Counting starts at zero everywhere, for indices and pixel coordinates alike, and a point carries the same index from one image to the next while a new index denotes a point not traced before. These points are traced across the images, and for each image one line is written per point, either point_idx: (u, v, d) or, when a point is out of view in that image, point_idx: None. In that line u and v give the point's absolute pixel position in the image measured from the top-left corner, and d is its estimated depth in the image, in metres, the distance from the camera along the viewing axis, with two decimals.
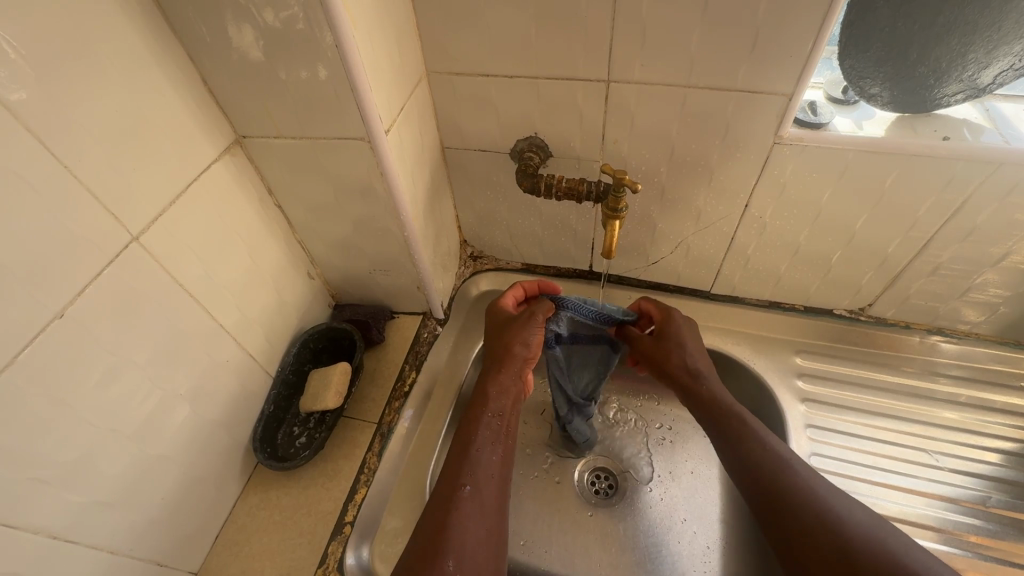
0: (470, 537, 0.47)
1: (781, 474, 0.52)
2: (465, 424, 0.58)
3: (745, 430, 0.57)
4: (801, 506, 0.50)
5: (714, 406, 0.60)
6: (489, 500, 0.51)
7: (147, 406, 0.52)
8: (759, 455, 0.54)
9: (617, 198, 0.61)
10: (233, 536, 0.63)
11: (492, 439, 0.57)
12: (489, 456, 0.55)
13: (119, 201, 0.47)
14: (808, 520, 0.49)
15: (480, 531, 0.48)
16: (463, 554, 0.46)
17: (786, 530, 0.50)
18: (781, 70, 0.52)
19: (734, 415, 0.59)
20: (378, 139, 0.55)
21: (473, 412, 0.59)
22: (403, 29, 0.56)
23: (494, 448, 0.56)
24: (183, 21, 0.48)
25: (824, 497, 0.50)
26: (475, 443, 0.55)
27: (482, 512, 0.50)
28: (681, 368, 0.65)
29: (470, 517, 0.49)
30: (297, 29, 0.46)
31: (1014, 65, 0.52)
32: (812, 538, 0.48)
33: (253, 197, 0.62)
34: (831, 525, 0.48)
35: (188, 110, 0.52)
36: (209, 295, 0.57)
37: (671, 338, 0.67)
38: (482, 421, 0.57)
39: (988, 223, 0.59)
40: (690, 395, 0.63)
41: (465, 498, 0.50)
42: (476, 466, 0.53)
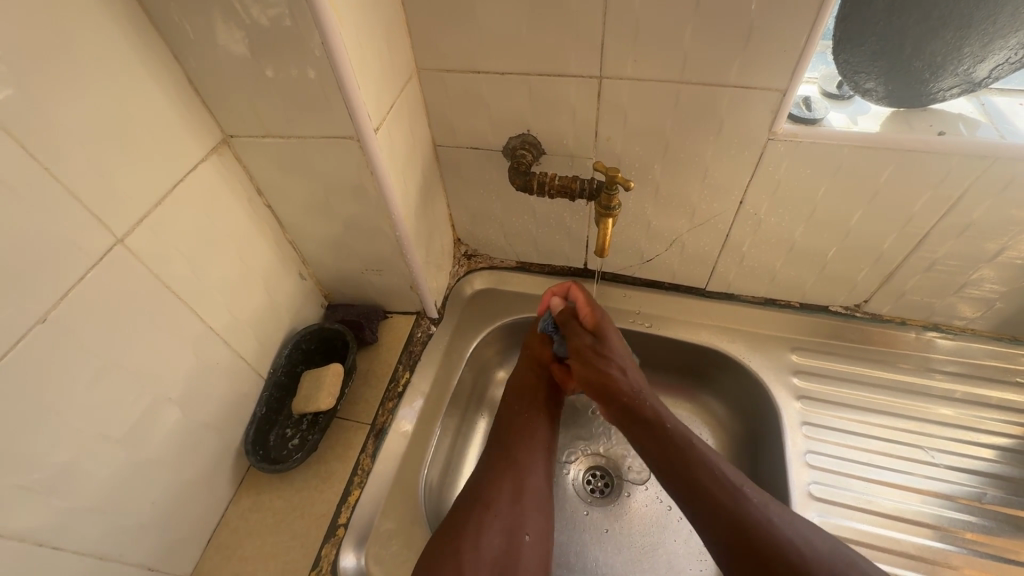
0: (507, 510, 0.58)
1: (741, 508, 0.52)
2: (515, 425, 0.67)
3: (695, 458, 0.56)
4: (764, 546, 0.50)
5: (654, 425, 0.59)
6: (536, 493, 0.61)
7: (134, 410, 0.51)
8: (713, 486, 0.54)
9: (609, 196, 0.60)
10: (226, 539, 0.63)
11: (523, 412, 0.68)
12: (535, 454, 0.64)
13: (102, 202, 0.46)
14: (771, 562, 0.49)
15: (517, 519, 0.58)
16: (501, 541, 0.56)
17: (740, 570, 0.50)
18: (775, 65, 0.52)
19: (676, 434, 0.58)
20: (366, 138, 0.54)
21: (523, 411, 0.68)
22: (391, 26, 0.55)
23: (528, 420, 0.67)
24: (167, 18, 0.47)
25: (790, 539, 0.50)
26: (522, 444, 0.65)
27: (521, 505, 0.59)
28: (623, 384, 0.63)
29: (508, 479, 0.61)
30: (283, 27, 0.46)
31: (1010, 59, 0.52)
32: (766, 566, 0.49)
33: (243, 198, 0.61)
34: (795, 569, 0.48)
35: (174, 110, 0.52)
36: (198, 298, 0.57)
37: (607, 348, 0.66)
38: (529, 421, 0.67)
39: (984, 218, 0.58)
40: (634, 414, 0.61)
41: (505, 490, 0.60)
42: (514, 434, 0.66)
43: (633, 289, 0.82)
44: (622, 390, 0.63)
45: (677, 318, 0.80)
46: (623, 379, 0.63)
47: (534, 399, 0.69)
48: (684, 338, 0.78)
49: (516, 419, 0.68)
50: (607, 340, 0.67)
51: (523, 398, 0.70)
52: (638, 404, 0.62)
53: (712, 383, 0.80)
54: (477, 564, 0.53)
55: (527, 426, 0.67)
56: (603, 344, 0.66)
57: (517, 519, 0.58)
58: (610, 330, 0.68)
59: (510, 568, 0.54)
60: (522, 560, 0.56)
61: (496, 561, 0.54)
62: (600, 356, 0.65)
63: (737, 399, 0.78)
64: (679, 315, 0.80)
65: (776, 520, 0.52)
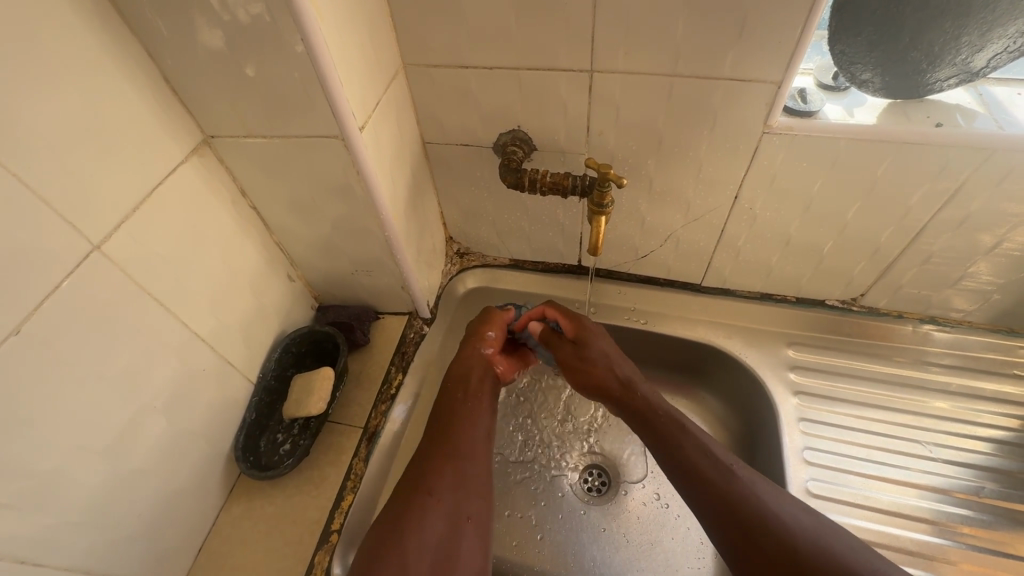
0: (448, 496, 0.55)
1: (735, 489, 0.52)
2: (455, 414, 0.62)
3: (685, 439, 0.57)
4: (750, 522, 0.50)
5: (649, 412, 0.61)
6: (474, 478, 0.57)
7: (117, 421, 0.50)
8: (702, 466, 0.54)
9: (602, 193, 0.59)
10: (217, 548, 0.62)
11: (460, 402, 0.64)
12: (474, 437, 0.60)
13: (78, 209, 0.44)
14: (764, 537, 0.49)
15: (459, 504, 0.55)
16: (444, 526, 0.53)
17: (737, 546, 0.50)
18: (770, 57, 0.50)
19: (670, 418, 0.59)
20: (353, 137, 0.53)
21: (464, 398, 0.64)
22: (376, 20, 0.54)
23: (466, 410, 0.63)
24: (140, 15, 0.45)
25: (785, 522, 0.50)
26: (462, 431, 0.60)
27: (463, 492, 0.56)
28: (613, 380, 0.64)
29: (445, 468, 0.56)
30: (261, 24, 0.44)
31: (1008, 48, 0.51)
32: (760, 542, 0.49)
33: (225, 199, 0.60)
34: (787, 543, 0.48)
35: (151, 111, 0.50)
36: (183, 303, 0.55)
37: (587, 354, 0.66)
38: (466, 411, 0.63)
39: (981, 210, 0.58)
40: (626, 404, 0.63)
41: (444, 477, 0.56)
42: (453, 422, 0.61)
43: (627, 284, 0.81)
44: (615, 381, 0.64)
45: (672, 314, 0.79)
46: (611, 376, 0.64)
47: (473, 389, 0.65)
48: (678, 334, 0.78)
49: (456, 407, 0.63)
50: (589, 344, 0.67)
51: (463, 389, 0.65)
52: (630, 392, 0.63)
53: (708, 378, 0.80)
54: (419, 555, 0.50)
55: (464, 416, 0.62)
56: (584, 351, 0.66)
57: (457, 504, 0.55)
58: (592, 334, 0.67)
59: (451, 554, 0.52)
60: (464, 547, 0.53)
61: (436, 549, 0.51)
62: (586, 360, 0.66)
63: (735, 396, 0.77)
64: (673, 312, 0.79)
65: (762, 495, 0.52)
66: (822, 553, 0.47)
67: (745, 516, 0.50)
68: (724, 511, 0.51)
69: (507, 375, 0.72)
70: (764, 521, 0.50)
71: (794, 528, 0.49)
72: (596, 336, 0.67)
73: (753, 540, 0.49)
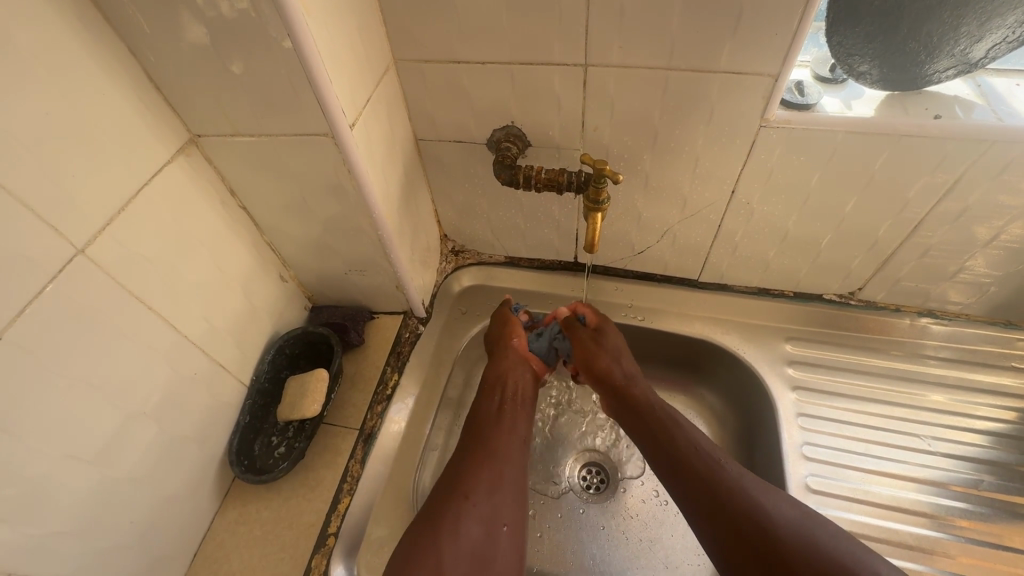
0: (486, 501, 0.55)
1: (719, 480, 0.53)
2: (492, 418, 0.63)
3: (679, 434, 0.57)
4: (736, 513, 0.50)
5: (646, 408, 0.61)
6: (512, 486, 0.57)
7: (105, 428, 0.49)
8: (691, 459, 0.55)
9: (597, 189, 0.58)
10: (213, 553, 0.61)
11: (498, 407, 0.64)
12: (513, 445, 0.61)
13: (61, 213, 0.43)
14: (745, 525, 0.49)
15: (495, 509, 0.55)
16: (479, 531, 0.52)
17: (724, 538, 0.50)
18: (766, 49, 0.50)
19: (666, 415, 0.60)
20: (342, 135, 0.52)
21: (502, 404, 0.65)
22: (365, 17, 0.53)
23: (505, 414, 0.64)
24: (119, 10, 0.44)
25: (768, 512, 0.50)
26: (499, 436, 0.61)
27: (500, 495, 0.56)
28: (618, 373, 0.65)
29: (483, 472, 0.57)
30: (245, 20, 0.43)
31: (1007, 38, 0.50)
32: (740, 532, 0.49)
33: (214, 199, 0.59)
34: (765, 530, 0.48)
35: (135, 111, 0.49)
36: (172, 307, 0.54)
37: (604, 344, 0.68)
38: (507, 418, 0.64)
39: (979, 202, 0.57)
40: (623, 395, 0.64)
41: (481, 479, 0.56)
42: (490, 428, 0.62)
43: (624, 281, 0.81)
44: (620, 373, 0.65)
45: (670, 310, 0.78)
46: (618, 368, 0.66)
47: (511, 393, 0.66)
48: (678, 330, 0.77)
49: (493, 412, 0.64)
50: (606, 335, 0.69)
51: (499, 396, 0.66)
52: (631, 385, 0.64)
53: (706, 375, 0.79)
54: (455, 557, 0.50)
55: (500, 421, 0.63)
56: (603, 340, 0.68)
57: (494, 509, 0.55)
58: (611, 328, 0.70)
59: (487, 560, 0.51)
60: (500, 553, 0.52)
61: (473, 555, 0.51)
62: (598, 348, 0.68)
63: (732, 391, 0.77)
64: (671, 307, 0.79)
65: (749, 486, 0.52)
66: (803, 541, 0.47)
67: (728, 506, 0.51)
68: (717, 505, 0.51)
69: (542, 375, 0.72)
70: (747, 513, 0.50)
71: (775, 519, 0.49)
72: (610, 332, 0.69)
73: (732, 530, 0.50)
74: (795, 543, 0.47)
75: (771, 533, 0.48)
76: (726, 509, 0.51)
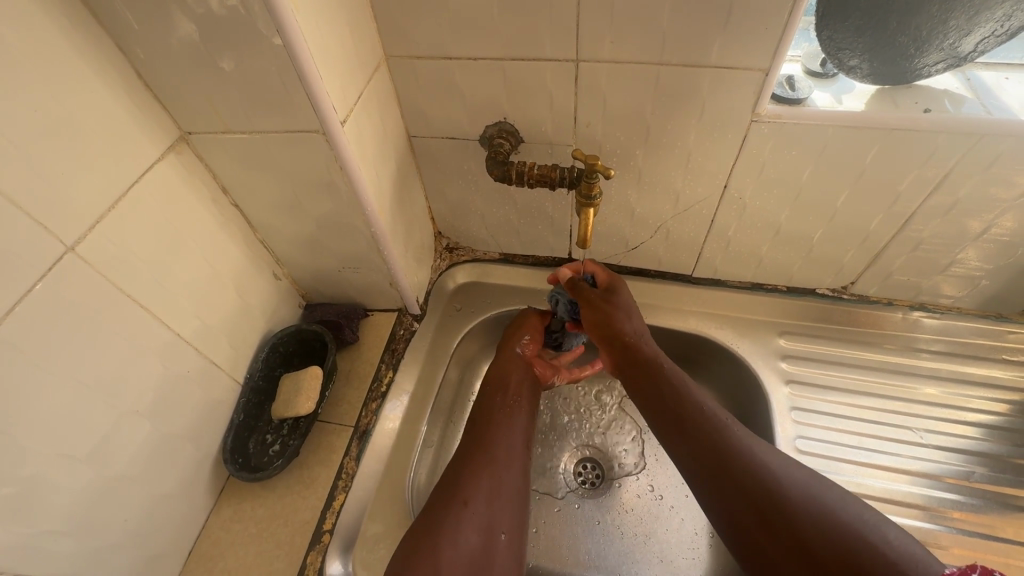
0: (485, 506, 0.53)
1: (725, 442, 0.52)
2: (492, 418, 0.62)
3: (684, 395, 0.57)
4: (744, 476, 0.49)
5: (652, 368, 0.60)
6: (510, 495, 0.55)
7: (96, 427, 0.49)
8: (696, 420, 0.55)
9: (589, 184, 0.58)
10: (207, 551, 0.61)
11: (501, 409, 0.63)
12: (512, 452, 0.59)
13: (50, 211, 0.43)
14: (752, 487, 0.49)
15: (494, 515, 0.53)
16: (477, 539, 0.50)
17: (729, 501, 0.49)
18: (756, 43, 0.50)
19: (671, 375, 0.59)
20: (333, 131, 0.51)
21: (502, 405, 0.64)
22: (355, 13, 0.52)
23: (506, 417, 0.62)
24: (108, 7, 0.44)
25: (774, 472, 0.50)
26: (499, 439, 0.60)
27: (499, 502, 0.54)
28: (626, 329, 0.63)
29: (483, 475, 0.55)
30: (234, 15, 0.43)
31: (996, 32, 0.50)
32: (748, 494, 0.48)
33: (206, 197, 0.58)
34: (773, 493, 0.48)
35: (125, 109, 0.48)
36: (163, 304, 0.54)
37: (614, 301, 0.65)
38: (506, 420, 0.62)
39: (969, 196, 0.57)
40: (630, 353, 0.61)
41: (481, 482, 0.54)
42: (492, 431, 0.60)
43: (618, 277, 0.81)
44: (628, 331, 0.63)
45: (665, 306, 0.78)
46: (627, 325, 0.63)
47: (512, 393, 0.66)
48: (672, 325, 0.77)
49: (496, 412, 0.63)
50: (617, 293, 0.66)
51: (501, 396, 0.65)
52: (639, 344, 0.62)
53: (701, 370, 0.79)
54: (454, 563, 0.48)
55: (501, 425, 0.61)
56: (613, 297, 0.66)
57: (493, 515, 0.52)
58: (621, 286, 0.67)
59: (486, 566, 0.48)
60: (500, 558, 0.50)
61: (472, 563, 0.48)
62: (609, 304, 0.65)
63: (727, 386, 0.77)
64: (666, 303, 0.79)
65: (757, 449, 0.52)
66: (809, 497, 0.47)
67: (734, 464, 0.50)
68: (724, 469, 0.51)
69: (546, 378, 0.73)
70: (755, 471, 0.50)
71: (782, 479, 0.49)
72: (621, 289, 0.67)
73: (737, 484, 0.49)
74: (801, 499, 0.47)
75: (779, 496, 0.47)
76: (735, 472, 0.50)
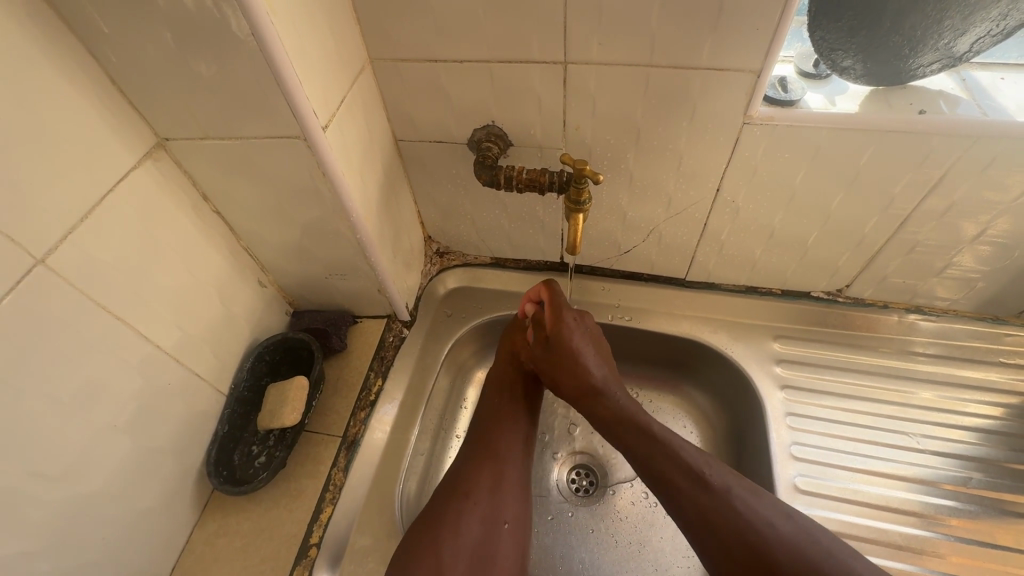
0: (487, 502, 0.56)
1: (706, 492, 0.52)
2: (495, 414, 0.65)
3: (657, 445, 0.56)
4: (727, 526, 0.50)
5: (614, 425, 0.60)
6: (515, 484, 0.59)
7: (72, 444, 0.48)
8: (675, 471, 0.54)
9: (579, 190, 0.57)
10: (191, 566, 0.60)
11: (500, 411, 0.65)
12: (514, 443, 0.62)
13: (18, 222, 0.42)
14: (736, 540, 0.49)
15: (497, 507, 0.56)
16: (480, 529, 0.55)
17: (713, 550, 0.51)
18: (748, 44, 0.48)
19: (633, 429, 0.58)
20: (315, 137, 0.50)
21: (502, 403, 0.66)
22: (336, 14, 0.51)
23: (505, 415, 0.65)
24: (75, 10, 0.42)
25: (760, 525, 0.50)
26: (500, 432, 0.63)
27: (501, 494, 0.57)
28: (575, 386, 0.62)
29: (484, 471, 0.59)
30: (207, 19, 0.41)
31: (991, 32, 0.49)
32: (734, 546, 0.49)
33: (186, 205, 0.57)
34: (758, 548, 0.49)
35: (97, 114, 0.47)
36: (142, 316, 0.53)
37: (557, 356, 0.63)
38: (507, 415, 0.65)
39: (965, 198, 0.57)
40: (589, 410, 0.62)
41: (484, 478, 0.58)
42: (494, 426, 0.63)
43: (610, 281, 0.80)
44: (584, 388, 0.62)
45: (658, 310, 0.77)
46: (575, 382, 0.62)
47: (508, 394, 0.67)
48: (666, 330, 0.76)
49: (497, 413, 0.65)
50: (561, 344, 0.63)
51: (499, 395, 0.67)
52: (598, 401, 0.61)
53: (694, 374, 0.79)
54: (455, 556, 0.52)
55: (502, 421, 0.64)
56: (555, 351, 0.64)
57: (495, 508, 0.56)
58: (567, 330, 0.64)
59: (488, 557, 0.53)
60: (502, 548, 0.54)
61: (474, 554, 0.53)
62: (553, 361, 0.64)
63: (722, 391, 0.76)
64: (659, 307, 0.78)
65: (740, 498, 0.52)
66: (793, 556, 0.48)
67: (718, 524, 0.50)
68: (707, 515, 0.51)
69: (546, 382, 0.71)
70: (738, 525, 0.50)
71: (768, 532, 0.49)
72: (568, 336, 0.64)
73: (721, 535, 0.50)
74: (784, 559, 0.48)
75: (764, 552, 0.48)
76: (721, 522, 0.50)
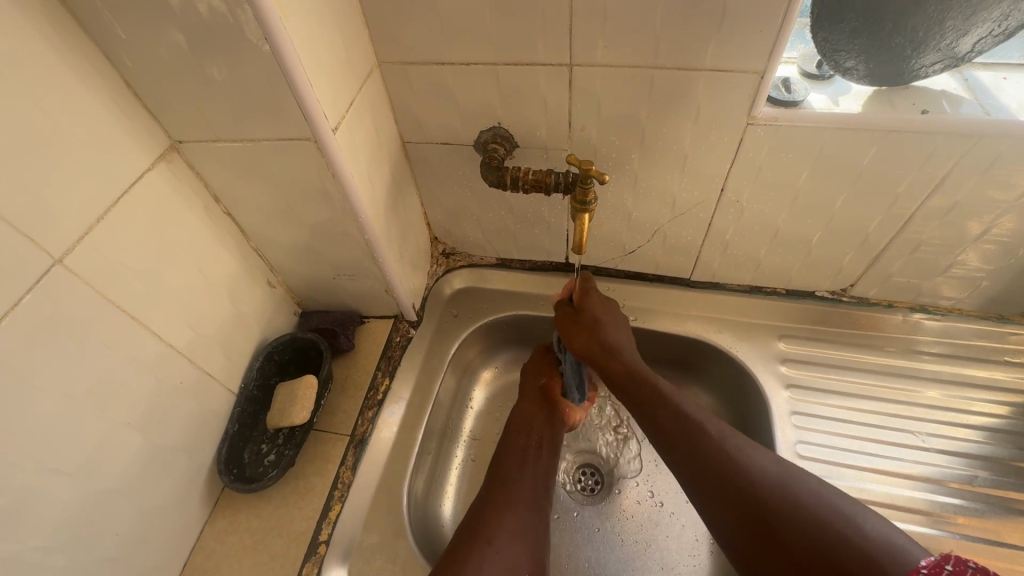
0: (509, 547, 0.54)
1: (702, 440, 0.53)
2: (517, 459, 0.64)
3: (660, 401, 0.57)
4: (719, 471, 0.51)
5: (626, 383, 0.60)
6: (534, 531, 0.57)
7: (87, 440, 0.49)
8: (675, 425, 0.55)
9: (584, 191, 0.57)
10: (201, 564, 0.61)
11: (522, 455, 0.64)
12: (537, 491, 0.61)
13: (37, 222, 0.43)
14: (731, 484, 0.50)
15: (519, 553, 0.54)
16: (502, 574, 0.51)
17: (710, 496, 0.51)
18: (751, 45, 0.49)
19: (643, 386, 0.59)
20: (325, 138, 0.51)
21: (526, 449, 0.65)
22: (345, 18, 0.52)
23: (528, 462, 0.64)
24: (93, 16, 0.43)
25: (752, 470, 0.51)
26: (518, 479, 0.61)
27: (523, 541, 0.55)
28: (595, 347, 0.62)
29: (506, 516, 0.56)
30: (222, 24, 0.42)
31: (993, 32, 0.50)
32: (728, 490, 0.50)
33: (198, 206, 0.58)
34: (750, 489, 0.49)
35: (113, 117, 0.48)
36: (155, 316, 0.54)
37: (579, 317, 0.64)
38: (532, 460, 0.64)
39: (968, 197, 0.57)
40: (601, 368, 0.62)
41: (505, 521, 0.56)
42: (514, 469, 0.62)
43: (615, 281, 0.80)
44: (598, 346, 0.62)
45: (663, 310, 0.78)
46: (593, 342, 0.62)
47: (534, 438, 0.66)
48: (670, 329, 0.76)
49: (519, 456, 0.64)
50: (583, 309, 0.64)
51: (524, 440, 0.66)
52: (610, 358, 0.61)
53: (699, 374, 0.79)
54: None
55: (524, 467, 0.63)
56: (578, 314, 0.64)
57: (520, 555, 0.54)
58: (591, 300, 0.65)
59: None
60: None
61: None
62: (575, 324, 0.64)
63: (727, 390, 0.77)
64: (664, 307, 0.78)
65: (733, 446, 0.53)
66: (782, 496, 0.48)
67: (711, 467, 0.52)
68: (700, 463, 0.52)
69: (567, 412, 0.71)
70: (732, 472, 0.51)
71: (758, 475, 0.50)
72: (591, 303, 0.65)
73: (716, 483, 0.51)
74: (769, 496, 0.48)
75: (754, 492, 0.49)
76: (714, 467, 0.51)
